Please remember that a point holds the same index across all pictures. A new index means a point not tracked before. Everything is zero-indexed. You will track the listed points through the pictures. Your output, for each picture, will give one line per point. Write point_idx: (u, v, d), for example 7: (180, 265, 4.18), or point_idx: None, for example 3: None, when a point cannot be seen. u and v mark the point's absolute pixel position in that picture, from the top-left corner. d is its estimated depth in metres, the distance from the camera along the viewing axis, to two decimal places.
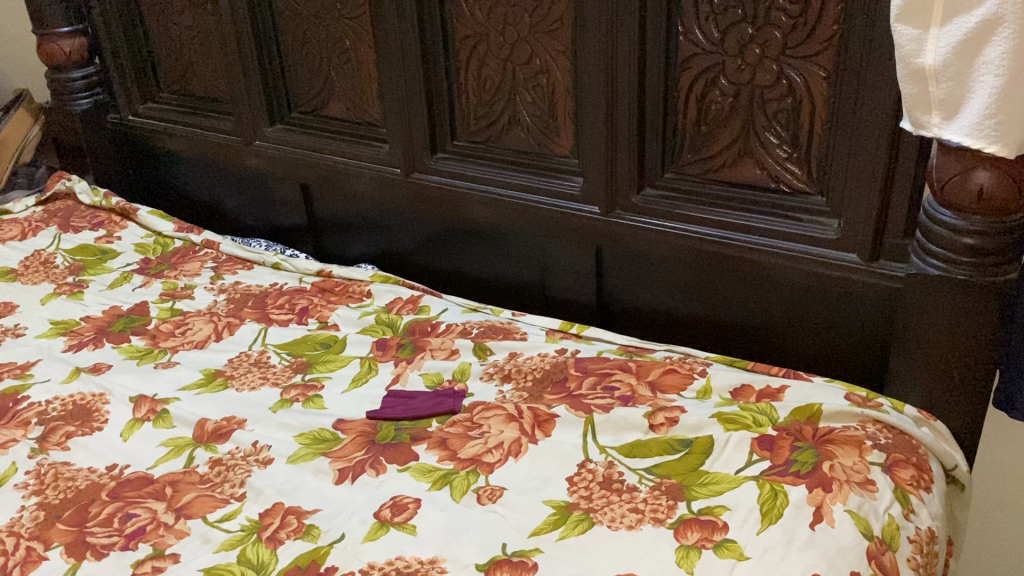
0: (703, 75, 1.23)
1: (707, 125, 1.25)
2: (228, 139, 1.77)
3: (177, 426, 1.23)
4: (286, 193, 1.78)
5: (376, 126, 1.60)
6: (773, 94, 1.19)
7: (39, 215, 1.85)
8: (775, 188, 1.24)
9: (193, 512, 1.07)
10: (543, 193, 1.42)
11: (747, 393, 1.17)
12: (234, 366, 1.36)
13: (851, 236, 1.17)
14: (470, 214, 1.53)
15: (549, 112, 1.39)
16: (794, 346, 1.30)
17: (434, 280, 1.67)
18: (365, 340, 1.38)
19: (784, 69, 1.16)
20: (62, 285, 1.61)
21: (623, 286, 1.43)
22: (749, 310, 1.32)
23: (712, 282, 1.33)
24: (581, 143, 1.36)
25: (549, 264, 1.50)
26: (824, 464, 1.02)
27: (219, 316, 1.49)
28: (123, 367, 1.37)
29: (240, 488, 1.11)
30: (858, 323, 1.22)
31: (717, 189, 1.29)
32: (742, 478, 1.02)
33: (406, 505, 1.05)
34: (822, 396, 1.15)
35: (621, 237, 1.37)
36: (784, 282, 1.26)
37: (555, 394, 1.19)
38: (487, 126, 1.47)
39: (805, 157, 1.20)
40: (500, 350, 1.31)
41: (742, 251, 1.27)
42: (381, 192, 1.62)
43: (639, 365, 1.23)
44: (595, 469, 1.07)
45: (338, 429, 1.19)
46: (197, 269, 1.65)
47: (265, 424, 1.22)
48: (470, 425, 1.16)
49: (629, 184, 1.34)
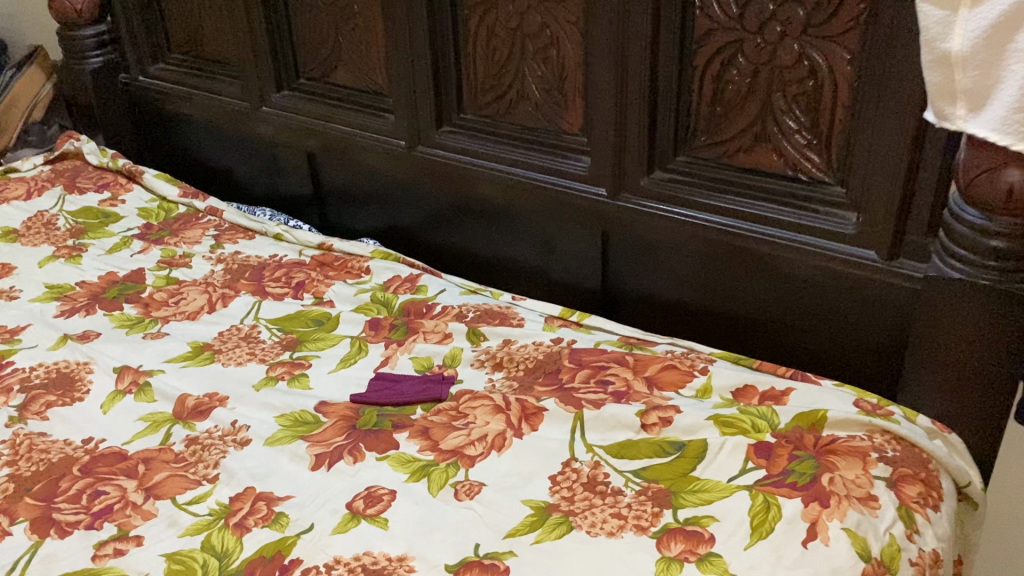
0: (721, 52, 1.14)
1: (722, 105, 1.18)
2: (236, 104, 1.72)
3: (158, 400, 1.20)
4: (293, 161, 1.73)
5: (383, 95, 1.53)
6: (794, 76, 1.10)
7: (46, 174, 1.82)
8: (792, 176, 1.16)
9: (163, 493, 1.04)
10: (550, 172, 1.36)
11: (749, 394, 1.10)
12: (223, 340, 1.32)
13: (870, 231, 1.09)
14: (476, 191, 1.47)
15: (558, 87, 1.32)
16: (803, 344, 1.23)
17: (439, 257, 1.61)
18: (358, 319, 1.33)
19: (806, 49, 1.08)
20: (62, 248, 1.59)
21: (630, 273, 1.37)
22: (759, 305, 1.25)
23: (721, 273, 1.26)
24: (589, 120, 1.28)
25: (555, 245, 1.43)
26: (824, 476, 0.96)
27: (214, 287, 1.46)
28: (112, 336, 1.34)
29: (214, 470, 1.07)
30: (873, 326, 1.15)
31: (731, 174, 1.21)
32: (734, 487, 0.96)
33: (381, 497, 1.01)
34: (828, 402, 1.08)
35: (627, 222, 1.31)
36: (798, 278, 1.19)
37: (546, 386, 1.14)
38: (495, 99, 1.40)
39: (825, 144, 1.12)
40: (494, 336, 1.25)
41: (753, 243, 1.19)
42: (386, 165, 1.56)
43: (637, 360, 1.17)
44: (580, 469, 1.01)
45: (320, 412, 1.14)
46: (198, 236, 1.61)
47: (246, 402, 1.18)
48: (455, 415, 1.11)
49: (638, 166, 1.26)
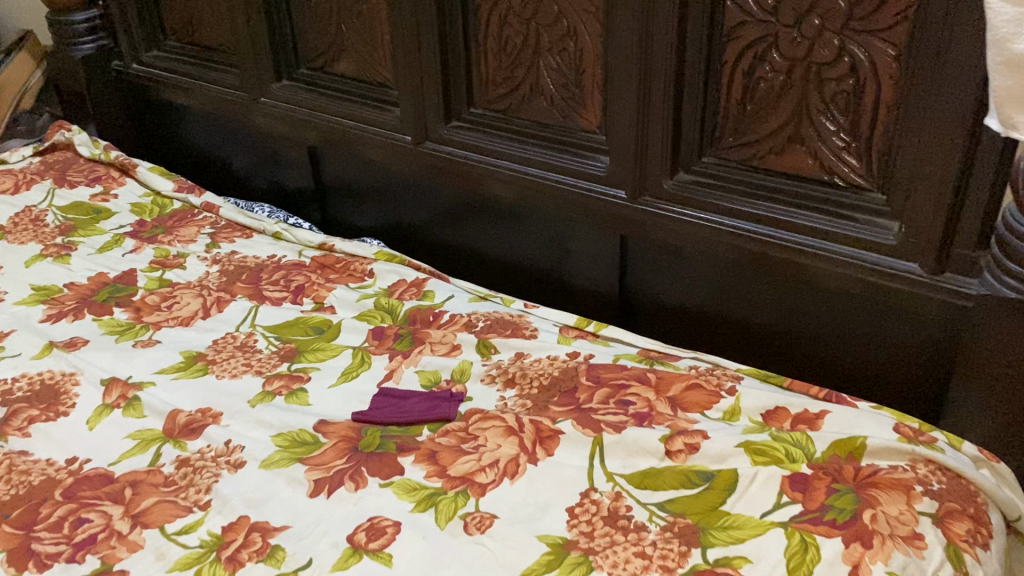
0: (753, 46, 1.06)
1: (753, 104, 1.09)
2: (234, 94, 1.64)
3: (148, 416, 1.12)
4: (293, 154, 1.65)
5: (388, 87, 1.45)
6: (832, 73, 1.01)
7: (36, 166, 1.74)
8: (828, 181, 1.07)
9: (151, 521, 0.97)
10: (565, 172, 1.27)
11: (781, 417, 1.02)
12: (218, 349, 1.24)
13: (914, 243, 1.01)
14: (486, 190, 1.38)
15: (576, 81, 1.23)
16: (837, 359, 1.15)
17: (446, 258, 1.53)
18: (361, 327, 1.26)
19: (846, 44, 0.99)
20: (51, 246, 1.51)
21: (650, 279, 1.29)
22: (788, 316, 1.17)
23: (749, 281, 1.18)
24: (609, 117, 1.20)
25: (569, 247, 1.35)
26: (865, 513, 0.88)
27: (209, 291, 1.38)
28: (100, 343, 1.27)
29: (206, 495, 1.00)
30: (912, 342, 1.07)
31: (760, 178, 1.13)
32: (768, 524, 0.88)
33: (384, 529, 0.93)
34: (866, 427, 1.00)
35: (648, 226, 1.22)
36: (831, 289, 1.11)
37: (562, 406, 1.06)
38: (507, 93, 1.32)
39: (865, 147, 1.03)
40: (506, 349, 1.17)
41: (783, 252, 1.11)
42: (391, 161, 1.48)
43: (660, 378, 1.09)
44: (600, 501, 0.93)
45: (320, 431, 1.07)
46: (194, 234, 1.54)
47: (241, 419, 1.10)
48: (465, 437, 1.03)
49: (660, 167, 1.18)
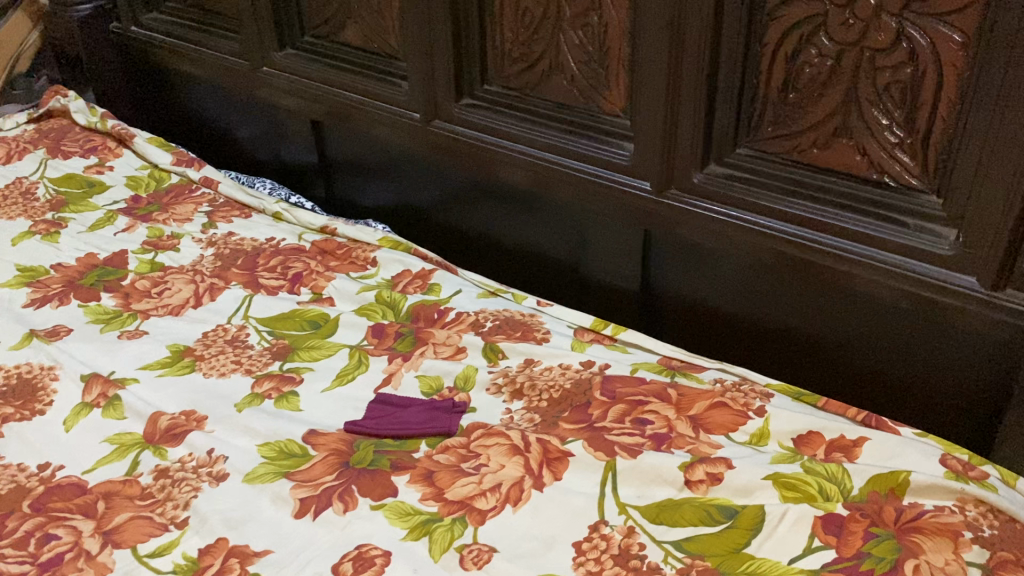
0: (800, 27, 0.94)
1: (797, 91, 0.98)
2: (236, 63, 1.54)
3: (128, 418, 1.04)
4: (297, 126, 1.55)
5: (396, 58, 1.34)
6: (888, 60, 0.89)
7: (30, 134, 1.66)
8: (877, 180, 0.96)
9: (123, 540, 0.89)
10: (586, 159, 1.17)
11: (815, 443, 0.93)
12: (207, 343, 1.16)
13: (973, 255, 0.90)
14: (499, 175, 1.28)
15: (599, 58, 1.12)
16: (879, 374, 1.05)
17: (456, 243, 1.44)
18: (360, 323, 1.17)
19: (905, 26, 0.87)
20: (40, 222, 1.43)
21: (675, 278, 1.19)
22: (824, 326, 1.06)
23: (784, 286, 1.08)
24: (635, 100, 1.09)
25: (587, 239, 1.25)
26: (907, 564, 0.78)
27: (202, 277, 1.29)
28: (84, 333, 1.19)
29: (184, 512, 0.92)
30: (962, 361, 0.97)
31: (802, 173, 1.02)
32: (797, 572, 0.78)
33: (373, 560, 0.85)
34: (910, 458, 0.90)
35: (674, 222, 1.12)
36: (875, 301, 1.00)
37: (572, 423, 0.97)
38: (523, 70, 1.21)
39: (921, 144, 0.91)
40: (514, 355, 1.08)
41: (823, 257, 1.00)
42: (398, 140, 1.38)
43: (681, 395, 0.99)
44: (611, 536, 0.84)
45: (309, 443, 0.99)
46: (190, 212, 1.45)
47: (226, 425, 1.02)
48: (466, 455, 0.95)
49: (690, 158, 1.07)
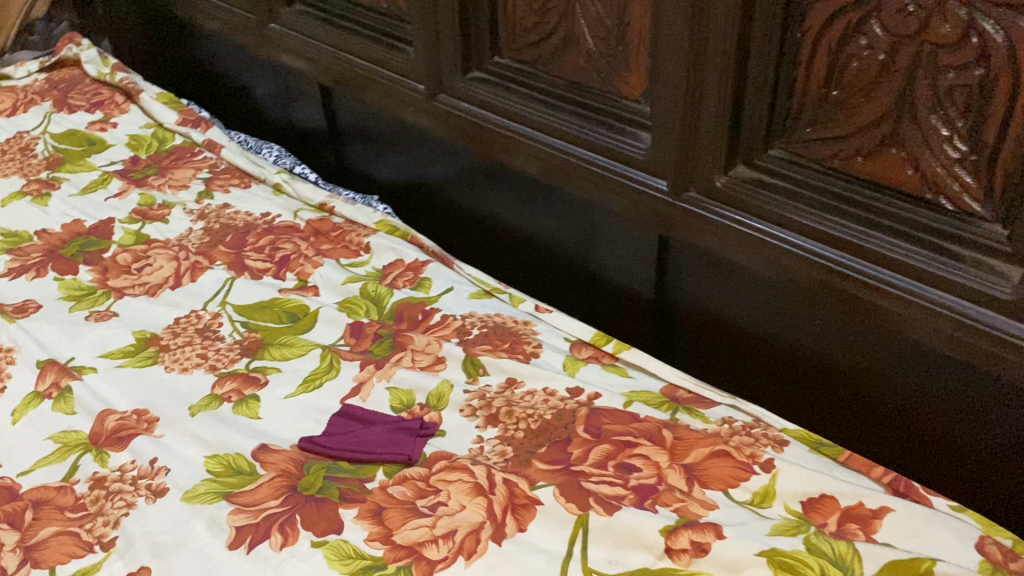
0: (849, 13, 0.77)
1: (840, 89, 0.81)
2: (246, 18, 1.43)
3: (77, 414, 0.97)
4: (306, 89, 1.44)
5: (404, 22, 1.21)
6: (953, 59, 0.72)
7: (39, 85, 1.59)
8: (931, 202, 0.80)
9: (42, 559, 0.82)
10: (598, 149, 1.03)
11: (827, 509, 0.79)
12: (175, 332, 1.07)
13: None
14: (507, 159, 1.15)
15: (617, 35, 0.96)
16: (917, 420, 0.90)
17: (465, 227, 1.32)
18: (339, 320, 1.06)
19: (975, 18, 0.69)
20: (33, 182, 1.36)
21: (695, 289, 1.05)
22: (858, 360, 0.92)
23: (814, 312, 0.93)
24: (654, 86, 0.94)
25: (601, 237, 1.12)
26: None
27: (185, 253, 1.20)
28: (53, 310, 1.12)
29: (112, 531, 0.84)
30: (1016, 420, 0.82)
31: (842, 186, 0.86)
32: None
33: None
34: (939, 541, 0.75)
35: (694, 231, 0.98)
36: (919, 342, 0.85)
37: (547, 463, 0.85)
38: (537, 43, 1.06)
39: (987, 163, 0.74)
40: (496, 372, 0.96)
41: (860, 288, 0.85)
42: (404, 112, 1.25)
43: (677, 438, 0.86)
44: None
45: (258, 459, 0.89)
46: (188, 178, 1.36)
47: (176, 431, 0.93)
48: (424, 490, 0.83)
49: (713, 158, 0.92)
